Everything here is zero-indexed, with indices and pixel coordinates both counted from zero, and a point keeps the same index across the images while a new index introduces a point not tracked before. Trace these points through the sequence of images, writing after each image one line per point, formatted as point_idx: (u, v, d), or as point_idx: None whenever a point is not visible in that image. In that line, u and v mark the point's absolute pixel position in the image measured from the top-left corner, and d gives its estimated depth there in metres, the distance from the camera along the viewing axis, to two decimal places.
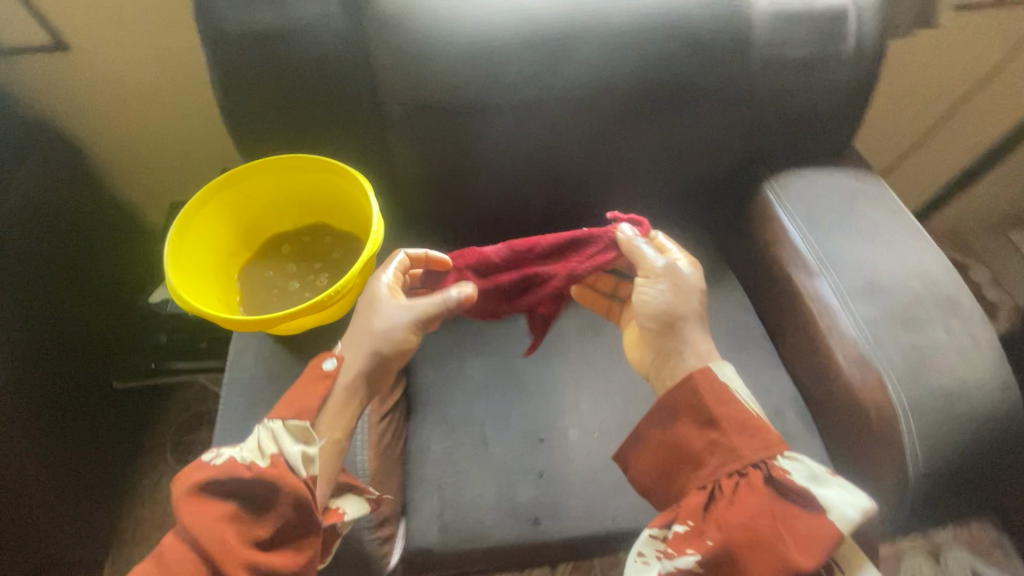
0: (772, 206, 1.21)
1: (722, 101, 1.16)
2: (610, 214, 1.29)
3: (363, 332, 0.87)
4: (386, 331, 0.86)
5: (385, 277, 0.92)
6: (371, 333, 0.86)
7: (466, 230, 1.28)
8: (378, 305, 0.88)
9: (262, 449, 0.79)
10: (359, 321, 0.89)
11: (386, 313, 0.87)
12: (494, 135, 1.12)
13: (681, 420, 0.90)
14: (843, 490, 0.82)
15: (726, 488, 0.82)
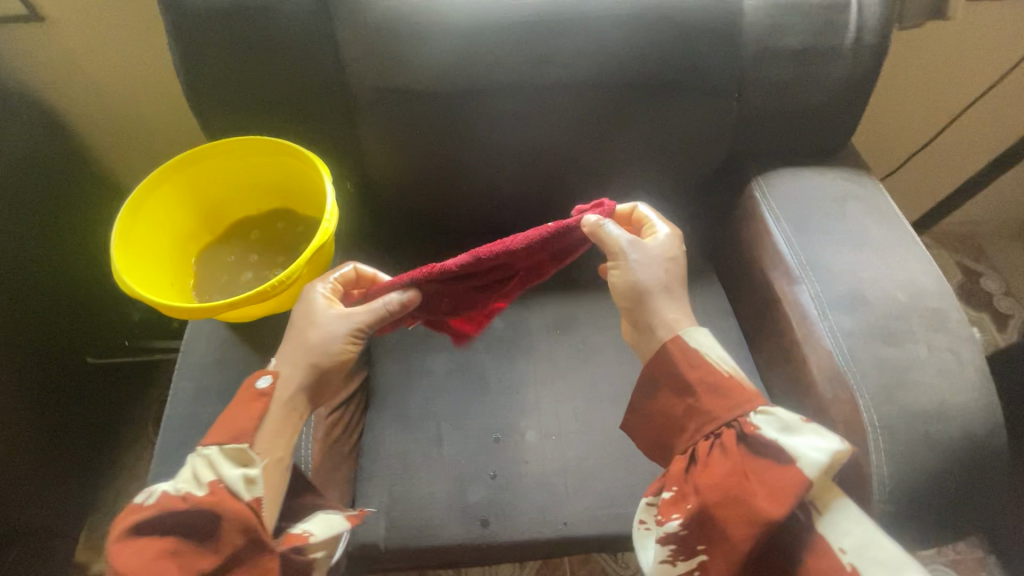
0: (757, 207, 1.15)
1: (710, 93, 1.09)
2: None
3: (298, 346, 0.85)
4: (322, 344, 0.85)
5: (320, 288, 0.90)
6: (307, 346, 0.85)
7: (438, 221, 1.24)
8: (315, 318, 0.86)
9: (199, 477, 0.75)
10: (295, 333, 0.87)
11: (322, 325, 0.86)
12: (466, 122, 1.07)
13: (659, 388, 0.86)
14: (818, 437, 0.75)
15: (700, 450, 0.78)
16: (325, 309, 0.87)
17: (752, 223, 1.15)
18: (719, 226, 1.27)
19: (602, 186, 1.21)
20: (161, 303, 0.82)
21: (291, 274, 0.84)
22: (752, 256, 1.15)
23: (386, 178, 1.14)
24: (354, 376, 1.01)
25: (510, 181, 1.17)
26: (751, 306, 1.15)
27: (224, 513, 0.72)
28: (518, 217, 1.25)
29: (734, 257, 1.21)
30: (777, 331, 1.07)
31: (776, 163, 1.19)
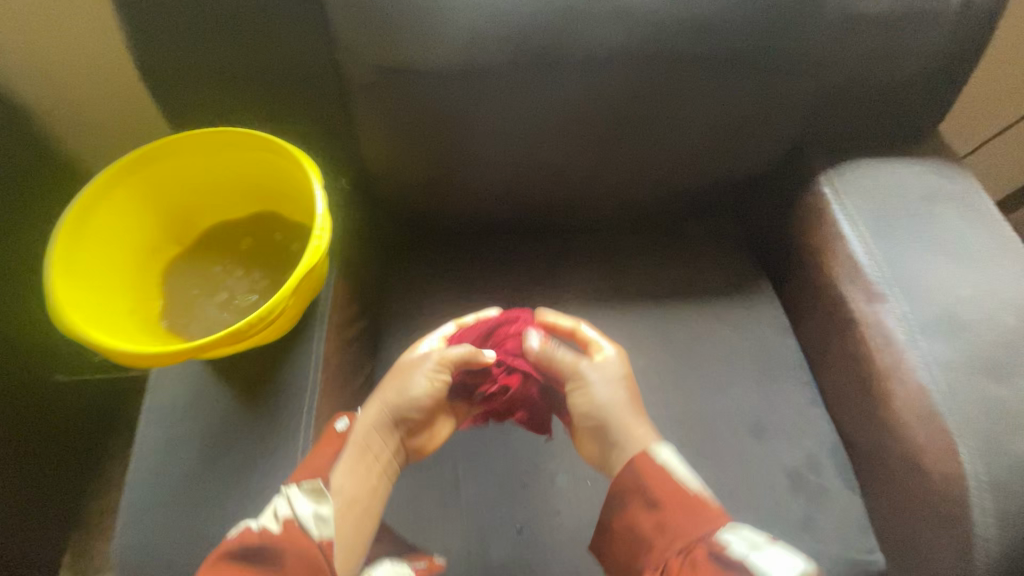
0: (827, 205, 0.97)
1: (780, 69, 0.90)
2: (626, 206, 1.06)
3: (388, 399, 0.82)
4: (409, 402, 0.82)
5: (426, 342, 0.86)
6: (394, 402, 0.81)
7: (454, 223, 1.07)
8: (409, 373, 0.83)
9: (274, 509, 0.70)
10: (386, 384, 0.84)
11: (412, 382, 0.82)
12: (485, 106, 0.88)
13: (631, 503, 0.79)
14: (782, 556, 0.75)
15: (671, 566, 0.73)
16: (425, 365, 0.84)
17: (819, 225, 0.98)
18: (774, 224, 1.09)
19: (642, 181, 1.02)
20: (114, 349, 0.67)
21: (272, 306, 0.68)
22: (821, 263, 0.97)
23: (392, 178, 0.97)
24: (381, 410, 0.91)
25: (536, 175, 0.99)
26: (814, 321, 0.98)
27: (293, 548, 0.69)
28: (542, 217, 1.07)
29: (794, 263, 1.04)
30: (850, 356, 0.91)
31: (847, 152, 1.01)
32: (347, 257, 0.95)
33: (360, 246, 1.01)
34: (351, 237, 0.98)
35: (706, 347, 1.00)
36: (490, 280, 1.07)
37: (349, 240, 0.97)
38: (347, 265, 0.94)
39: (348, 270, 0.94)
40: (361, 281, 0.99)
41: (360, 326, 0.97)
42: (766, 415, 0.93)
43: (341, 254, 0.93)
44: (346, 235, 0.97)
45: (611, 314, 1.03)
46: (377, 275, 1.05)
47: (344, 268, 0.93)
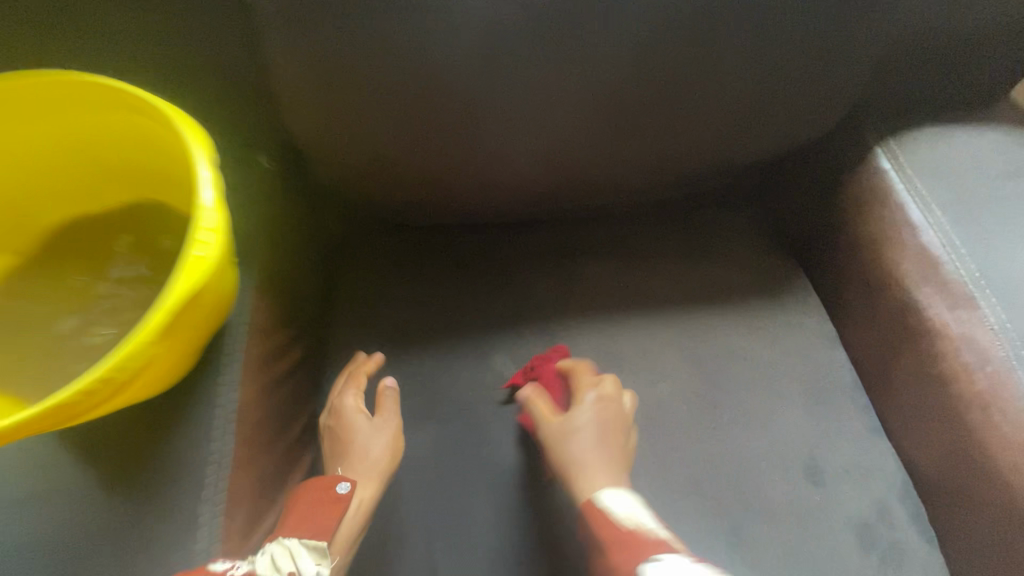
0: (891, 188, 0.77)
1: (849, 8, 0.67)
2: (634, 187, 0.83)
3: (341, 459, 0.68)
4: (366, 452, 0.68)
5: (352, 379, 0.73)
6: (351, 457, 0.67)
7: (416, 216, 0.82)
8: (350, 420, 0.70)
9: (275, 561, 0.53)
10: (326, 446, 0.70)
11: (361, 431, 0.69)
12: (445, 53, 0.62)
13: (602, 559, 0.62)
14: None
15: None
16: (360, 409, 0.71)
17: (879, 212, 0.78)
18: (810, 211, 0.88)
19: (659, 159, 0.79)
20: None
21: (123, 362, 0.42)
22: (883, 262, 0.77)
23: (333, 158, 0.71)
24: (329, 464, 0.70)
25: (525, 155, 0.74)
26: (869, 330, 0.80)
27: None
28: (529, 205, 0.83)
29: (838, 259, 0.85)
30: (922, 377, 0.73)
31: (912, 121, 0.80)
32: (271, 270, 0.69)
33: (286, 251, 0.75)
34: (276, 239, 0.72)
35: (743, 365, 0.79)
36: (466, 287, 0.84)
37: (273, 246, 0.71)
38: (272, 280, 0.69)
39: (273, 289, 0.68)
40: (294, 300, 0.75)
41: (294, 356, 0.72)
42: (821, 452, 0.74)
43: (262, 268, 0.67)
44: (271, 238, 0.71)
45: (621, 327, 0.82)
46: (308, 288, 0.80)
47: (268, 288, 0.67)
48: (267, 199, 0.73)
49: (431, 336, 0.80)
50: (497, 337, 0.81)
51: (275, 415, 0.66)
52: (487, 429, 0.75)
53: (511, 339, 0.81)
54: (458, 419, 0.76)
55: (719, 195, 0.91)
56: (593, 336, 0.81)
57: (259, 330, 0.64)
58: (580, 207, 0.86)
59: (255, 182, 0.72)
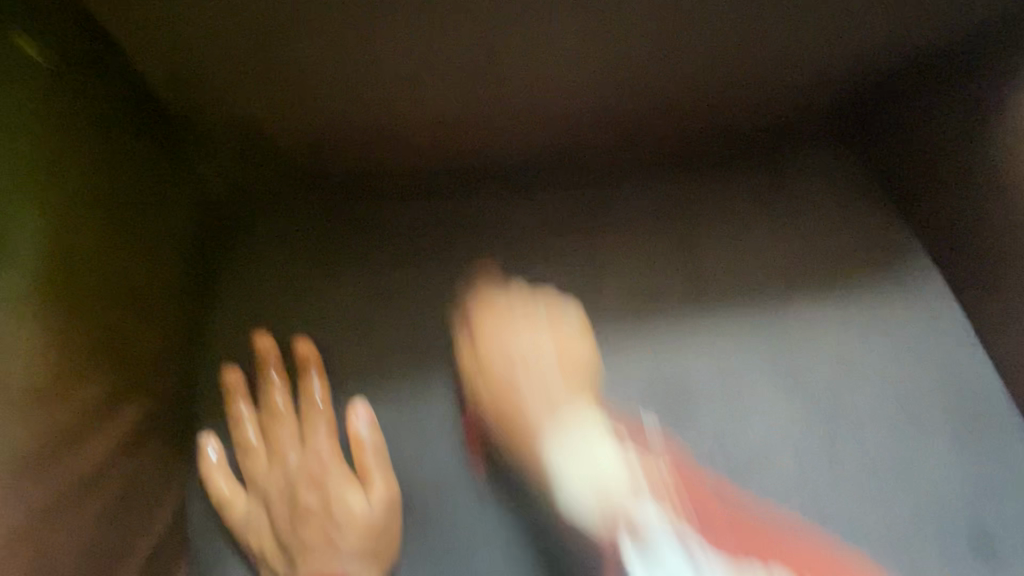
0: None
1: None
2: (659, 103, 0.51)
3: (318, 552, 0.41)
4: (366, 539, 0.41)
5: (308, 416, 0.46)
6: (339, 549, 0.41)
7: (341, 156, 0.52)
8: (323, 487, 0.43)
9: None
10: (278, 532, 0.42)
11: (346, 501, 0.42)
12: None
13: None
14: None
15: None
16: (336, 468, 0.44)
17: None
18: (948, 151, 0.55)
19: (729, 50, 0.48)
20: None
21: None
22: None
23: (185, 44, 0.43)
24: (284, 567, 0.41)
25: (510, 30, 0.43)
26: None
27: None
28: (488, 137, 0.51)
29: (990, 230, 0.52)
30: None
31: None
32: (76, 256, 0.39)
33: (129, 225, 0.44)
34: (100, 205, 0.42)
35: (859, 387, 0.52)
36: (431, 282, 0.53)
37: (90, 214, 0.41)
38: (87, 274, 0.39)
39: (88, 287, 0.39)
40: (155, 306, 0.45)
41: (135, 415, 0.41)
42: (982, 513, 0.48)
43: (52, 256, 0.37)
44: (87, 202, 0.41)
45: (671, 330, 0.53)
46: (184, 284, 0.49)
47: (64, 291, 0.37)
48: (83, 137, 0.42)
49: (381, 363, 0.49)
50: None
51: (94, 536, 0.36)
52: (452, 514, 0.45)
53: None
54: (427, 506, 0.45)
55: (787, 127, 0.60)
56: (632, 353, 0.52)
57: (26, 381, 0.34)
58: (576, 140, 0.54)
59: (60, 104, 0.40)
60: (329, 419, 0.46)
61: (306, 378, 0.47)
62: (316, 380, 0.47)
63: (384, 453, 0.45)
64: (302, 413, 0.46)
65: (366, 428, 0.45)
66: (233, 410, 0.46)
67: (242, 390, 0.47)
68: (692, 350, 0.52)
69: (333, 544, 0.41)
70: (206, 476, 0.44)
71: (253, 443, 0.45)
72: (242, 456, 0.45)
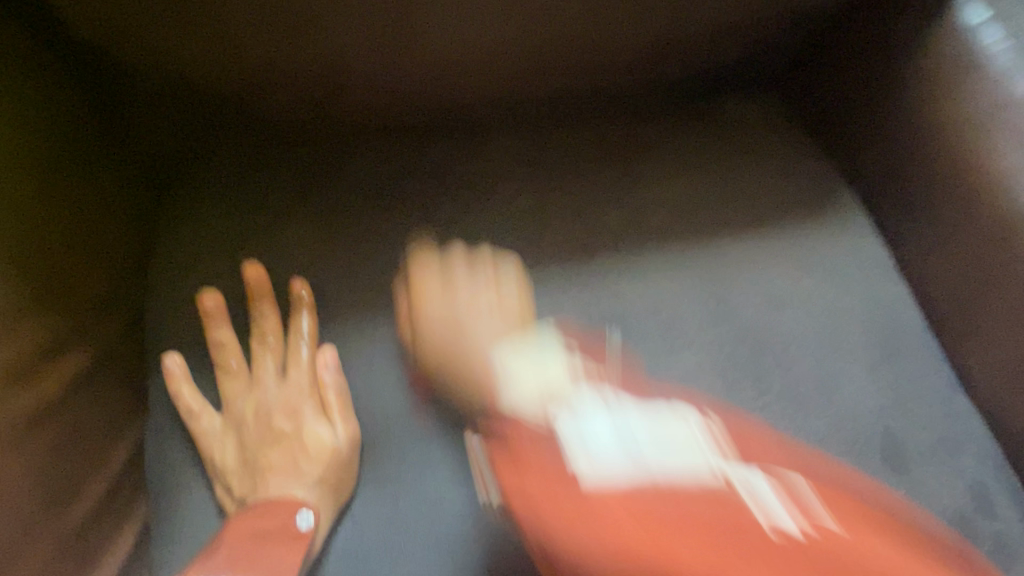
0: (966, 47, 0.53)
1: None
2: (585, 59, 0.55)
3: (281, 474, 0.45)
4: (327, 468, 0.46)
5: (292, 349, 0.50)
6: (300, 475, 0.45)
7: (282, 105, 0.54)
8: (298, 416, 0.48)
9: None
10: (245, 452, 0.46)
11: (316, 432, 0.47)
12: None
13: None
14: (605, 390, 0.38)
15: None
16: (310, 403, 0.48)
17: (938, 86, 0.54)
18: (852, 100, 0.61)
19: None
20: None
21: None
22: (963, 151, 0.52)
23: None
24: (244, 485, 0.45)
25: None
26: (935, 252, 0.55)
27: None
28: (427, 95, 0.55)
29: (898, 162, 0.57)
30: (1011, 312, 0.49)
31: None
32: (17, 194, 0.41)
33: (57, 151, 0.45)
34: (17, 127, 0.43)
35: (785, 315, 0.56)
36: (378, 230, 0.56)
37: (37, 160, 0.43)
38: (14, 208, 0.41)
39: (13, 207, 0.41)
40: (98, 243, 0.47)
41: (90, 360, 0.43)
42: (894, 426, 0.53)
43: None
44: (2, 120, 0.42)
45: (611, 270, 0.56)
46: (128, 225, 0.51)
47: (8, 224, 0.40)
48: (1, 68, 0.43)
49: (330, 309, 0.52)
50: None
51: (46, 468, 0.38)
52: (401, 446, 0.48)
53: None
54: (377, 441, 0.48)
55: (716, 83, 0.63)
56: (577, 293, 0.55)
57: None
58: (509, 97, 0.57)
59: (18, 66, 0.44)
60: (313, 354, 0.50)
61: (297, 317, 0.51)
62: (307, 318, 0.51)
63: (347, 394, 0.49)
64: (288, 344, 0.50)
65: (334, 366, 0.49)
66: (212, 332, 0.50)
67: (221, 314, 0.50)
68: (631, 289, 0.55)
69: (296, 469, 0.45)
70: (173, 392, 0.48)
71: (233, 367, 0.49)
72: (220, 376, 0.49)
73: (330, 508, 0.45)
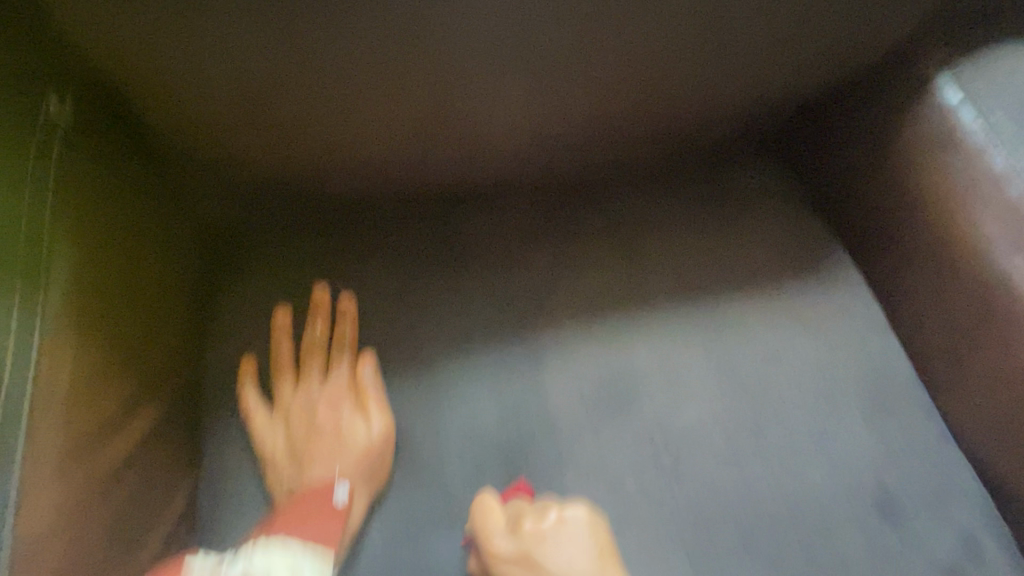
0: (947, 127, 0.58)
1: None
2: (593, 139, 0.61)
3: (321, 459, 0.52)
4: (362, 456, 0.52)
5: (335, 354, 0.57)
6: (338, 459, 0.52)
7: (327, 186, 0.60)
8: (337, 413, 0.54)
9: (268, 569, 0.41)
10: (292, 443, 0.53)
11: (352, 427, 0.53)
12: None
13: None
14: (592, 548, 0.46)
15: None
16: (346, 402, 0.55)
17: (922, 159, 0.59)
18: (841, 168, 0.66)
19: (647, 94, 0.57)
20: None
21: None
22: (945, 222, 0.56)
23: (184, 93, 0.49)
24: (291, 467, 0.52)
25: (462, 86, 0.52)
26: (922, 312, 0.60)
27: None
28: (453, 171, 0.61)
29: (886, 226, 0.62)
30: (994, 371, 0.53)
31: (981, 34, 0.60)
32: (94, 271, 0.46)
33: (120, 226, 0.50)
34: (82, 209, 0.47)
35: (783, 370, 0.60)
36: (407, 289, 0.61)
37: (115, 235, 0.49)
38: (96, 282, 0.46)
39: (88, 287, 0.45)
40: (155, 319, 0.51)
41: (152, 413, 0.49)
42: (890, 478, 0.56)
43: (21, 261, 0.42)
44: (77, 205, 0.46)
45: (617, 325, 0.60)
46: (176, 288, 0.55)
47: (90, 298, 0.45)
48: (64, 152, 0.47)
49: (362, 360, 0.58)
50: (455, 357, 0.58)
51: (114, 521, 0.43)
52: (427, 491, 0.53)
53: (471, 360, 0.58)
54: (407, 487, 0.53)
55: (715, 156, 0.69)
56: (589, 348, 0.59)
57: (77, 381, 0.42)
58: (527, 171, 0.63)
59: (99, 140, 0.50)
60: (354, 359, 0.57)
61: (341, 326, 0.58)
62: (349, 328, 0.58)
63: (382, 392, 0.56)
64: (334, 351, 0.57)
65: (372, 372, 0.56)
66: (274, 338, 0.57)
67: (284, 326, 0.57)
68: (639, 345, 0.59)
69: (336, 454, 0.52)
70: (239, 390, 0.55)
71: (285, 367, 0.56)
72: (278, 372, 0.56)
73: (367, 487, 0.51)
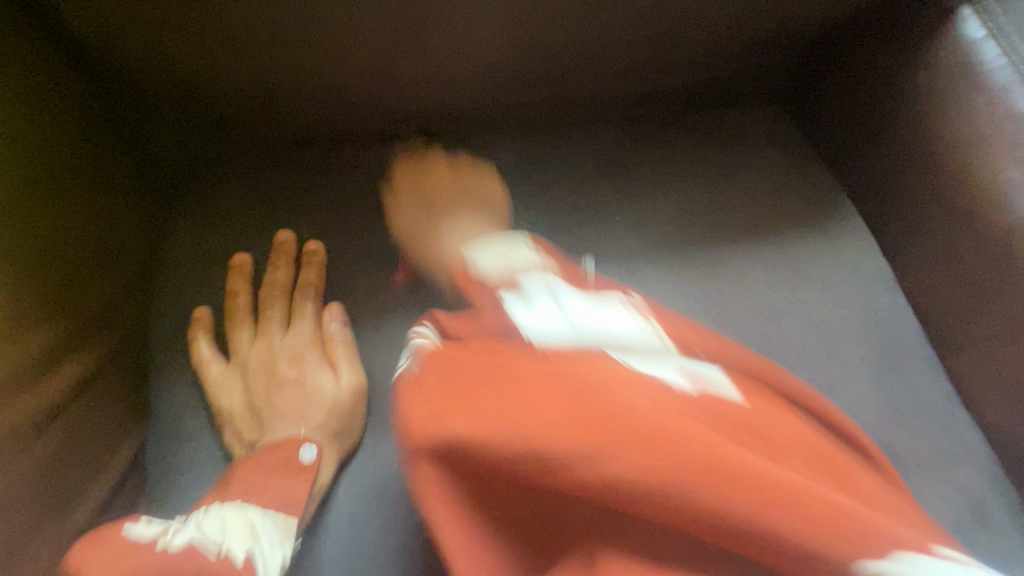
0: (965, 64, 0.53)
1: None
2: (584, 73, 0.56)
3: (285, 415, 0.48)
4: (330, 411, 0.48)
5: (298, 302, 0.52)
6: (303, 414, 0.48)
7: (295, 119, 0.55)
8: (301, 365, 0.50)
9: (225, 527, 0.39)
10: (251, 396, 0.49)
11: (319, 380, 0.49)
12: None
13: None
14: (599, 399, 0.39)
15: None
16: (312, 353, 0.50)
17: (936, 99, 0.54)
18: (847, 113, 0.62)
19: (641, 23, 0.52)
20: None
21: None
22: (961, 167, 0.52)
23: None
24: (251, 422, 0.48)
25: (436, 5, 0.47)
26: (930, 264, 0.56)
27: None
28: (430, 107, 0.56)
29: (894, 173, 0.58)
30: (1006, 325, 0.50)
31: None
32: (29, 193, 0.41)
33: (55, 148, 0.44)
34: (18, 130, 0.41)
35: (784, 326, 0.56)
36: (381, 237, 0.56)
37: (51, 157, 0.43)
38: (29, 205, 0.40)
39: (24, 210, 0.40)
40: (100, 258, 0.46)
41: (89, 363, 0.43)
42: (892, 437, 0.53)
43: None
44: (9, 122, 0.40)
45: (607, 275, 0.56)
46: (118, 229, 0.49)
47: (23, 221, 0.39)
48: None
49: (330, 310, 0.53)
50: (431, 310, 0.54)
51: (48, 479, 0.37)
52: (398, 450, 0.49)
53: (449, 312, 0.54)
54: (376, 447, 0.49)
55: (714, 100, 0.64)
56: None
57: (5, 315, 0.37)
58: (511, 110, 0.58)
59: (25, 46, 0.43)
60: (319, 307, 0.53)
61: (304, 273, 0.53)
62: (312, 274, 0.53)
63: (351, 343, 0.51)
64: (297, 298, 0.53)
65: (339, 320, 0.52)
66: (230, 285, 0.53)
67: (243, 273, 0.53)
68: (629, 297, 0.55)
69: (302, 408, 0.48)
70: (190, 340, 0.51)
71: (242, 316, 0.52)
72: (233, 321, 0.52)
73: (336, 446, 0.47)
